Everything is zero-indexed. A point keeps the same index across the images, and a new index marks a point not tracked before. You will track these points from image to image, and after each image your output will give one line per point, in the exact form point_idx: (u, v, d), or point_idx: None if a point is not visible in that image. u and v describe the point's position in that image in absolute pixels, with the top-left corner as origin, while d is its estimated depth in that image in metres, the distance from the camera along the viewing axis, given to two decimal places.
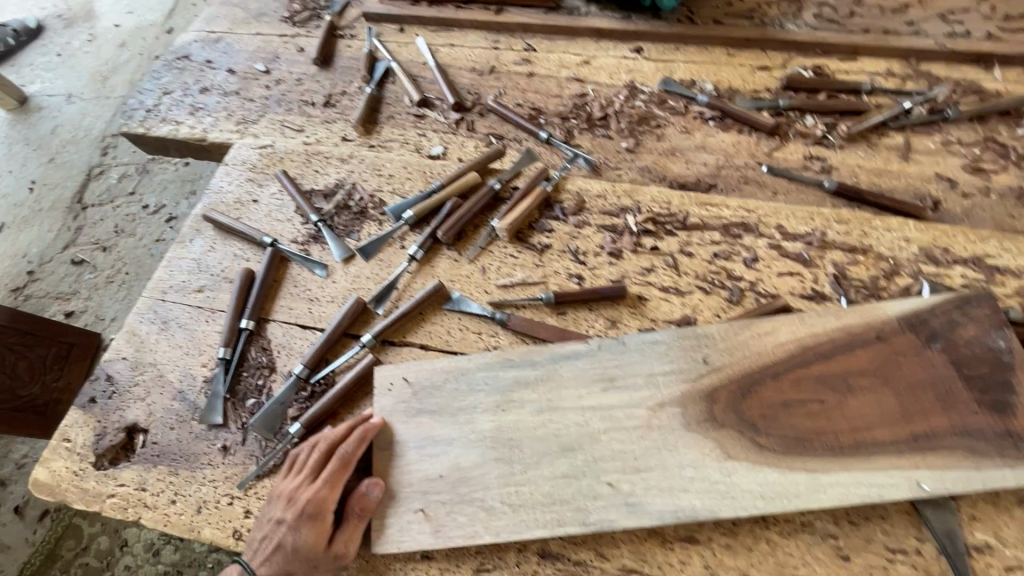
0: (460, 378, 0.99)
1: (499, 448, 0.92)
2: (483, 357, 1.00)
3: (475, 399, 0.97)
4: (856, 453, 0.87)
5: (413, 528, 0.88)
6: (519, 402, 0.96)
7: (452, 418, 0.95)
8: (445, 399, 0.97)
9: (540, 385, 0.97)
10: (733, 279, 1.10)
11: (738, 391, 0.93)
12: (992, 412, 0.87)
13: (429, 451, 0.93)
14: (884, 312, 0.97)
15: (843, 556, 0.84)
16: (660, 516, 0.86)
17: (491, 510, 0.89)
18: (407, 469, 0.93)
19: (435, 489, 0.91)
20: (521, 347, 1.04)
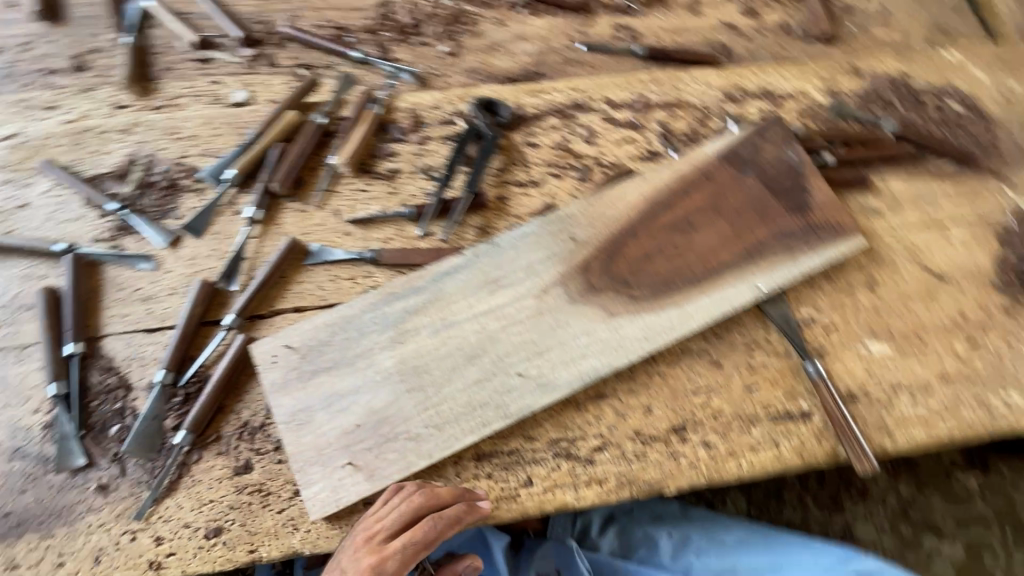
0: (348, 327, 0.95)
1: (407, 379, 0.93)
2: (365, 299, 0.97)
3: (370, 342, 0.94)
4: (709, 278, 1.01)
5: (347, 482, 0.88)
6: (414, 330, 0.95)
7: (352, 368, 0.93)
8: (339, 352, 0.94)
9: (428, 308, 0.97)
10: (579, 159, 1.15)
11: (606, 257, 1.01)
12: (796, 213, 1.06)
13: (339, 406, 0.91)
14: (704, 156, 1.10)
15: (718, 363, 1.00)
16: (569, 386, 0.94)
17: (418, 437, 0.90)
18: (322, 432, 0.90)
19: (357, 440, 0.90)
20: (399, 278, 1.01)
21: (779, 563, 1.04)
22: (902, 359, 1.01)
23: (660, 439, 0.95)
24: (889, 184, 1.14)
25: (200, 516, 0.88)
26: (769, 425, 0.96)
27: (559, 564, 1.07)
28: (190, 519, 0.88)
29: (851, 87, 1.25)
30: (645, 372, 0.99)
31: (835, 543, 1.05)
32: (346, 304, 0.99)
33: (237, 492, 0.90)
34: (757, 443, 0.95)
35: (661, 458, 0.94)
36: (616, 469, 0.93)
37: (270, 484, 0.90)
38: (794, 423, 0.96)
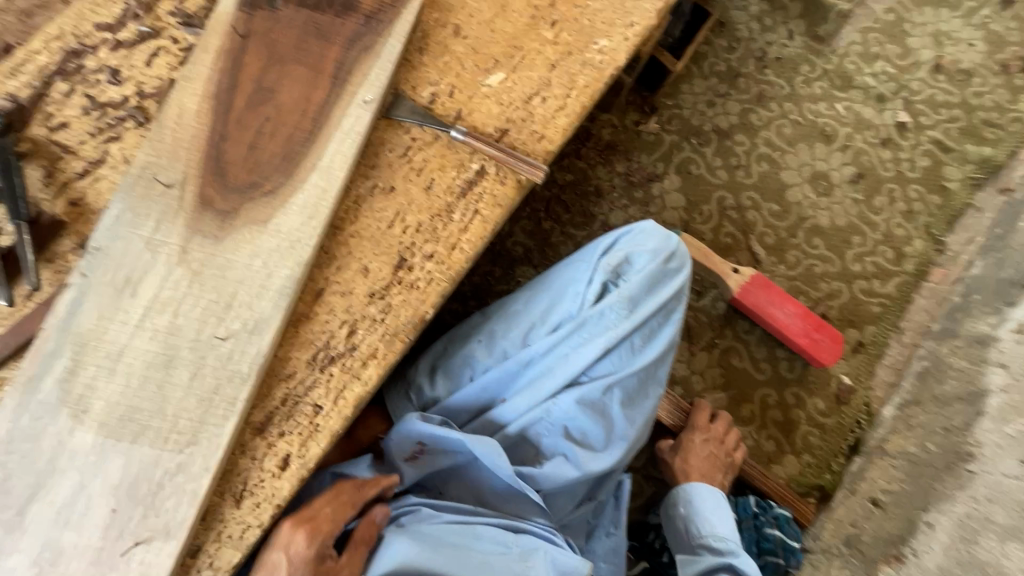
0: (13, 446, 0.79)
1: (123, 433, 0.81)
2: (6, 408, 0.80)
3: (51, 437, 0.79)
4: (321, 124, 0.96)
5: (151, 558, 0.79)
6: (86, 390, 0.81)
7: (56, 474, 0.79)
8: (28, 473, 0.78)
9: (82, 360, 0.82)
10: (121, 105, 0.97)
11: (216, 177, 0.91)
12: (349, 13, 1.01)
13: (78, 512, 0.78)
14: (227, 16, 0.97)
15: (390, 189, 1.00)
16: (277, 309, 0.88)
17: (180, 467, 0.82)
18: (83, 546, 0.78)
19: (124, 521, 0.79)
20: (24, 360, 0.82)
21: (555, 291, 1.20)
22: (517, 74, 1.09)
23: (392, 283, 0.97)
24: None
25: None
26: (462, 202, 1.02)
27: (419, 438, 1.08)
28: None
29: None
30: (338, 243, 0.97)
31: (583, 249, 1.25)
32: None
33: None
34: (463, 222, 1.01)
35: (404, 297, 0.97)
36: (378, 335, 0.95)
37: None
38: (478, 186, 1.03)
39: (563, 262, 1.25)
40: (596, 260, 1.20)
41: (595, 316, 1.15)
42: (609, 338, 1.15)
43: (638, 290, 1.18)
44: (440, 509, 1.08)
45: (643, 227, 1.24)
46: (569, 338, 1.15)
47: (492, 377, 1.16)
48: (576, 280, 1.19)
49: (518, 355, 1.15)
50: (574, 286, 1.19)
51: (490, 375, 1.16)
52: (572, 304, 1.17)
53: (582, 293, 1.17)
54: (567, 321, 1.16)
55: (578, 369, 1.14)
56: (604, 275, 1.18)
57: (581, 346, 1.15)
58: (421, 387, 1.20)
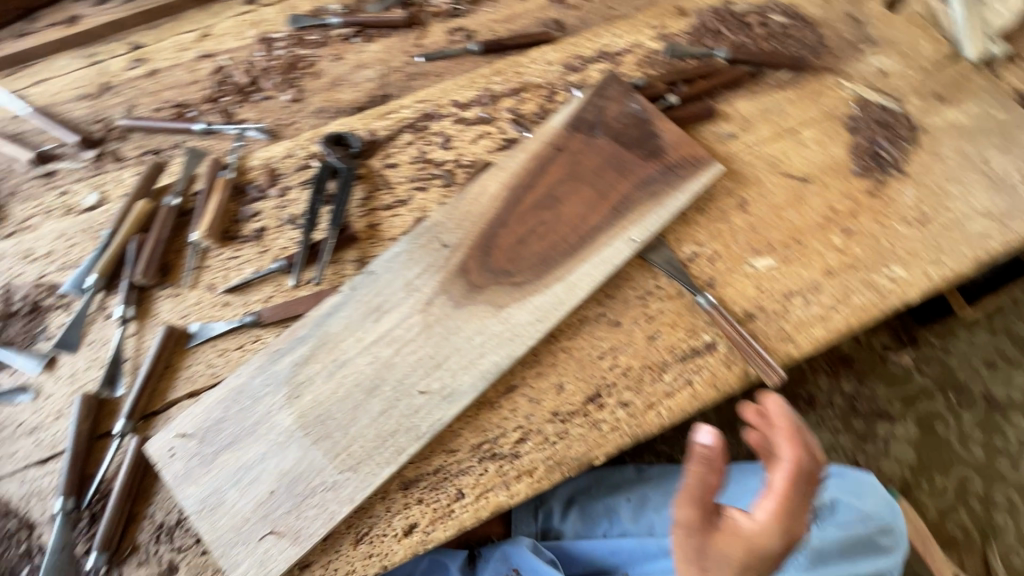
0: (240, 398, 0.93)
1: (312, 430, 0.90)
2: (252, 364, 0.95)
3: (266, 405, 0.92)
4: (584, 244, 1.02)
5: (275, 551, 0.85)
6: (307, 380, 0.93)
7: (253, 437, 0.90)
8: (236, 426, 0.91)
9: (317, 355, 0.95)
10: (439, 166, 1.15)
11: (482, 253, 1.01)
12: (653, 158, 1.08)
13: (250, 478, 0.88)
14: (553, 128, 1.11)
15: (615, 323, 1.01)
16: (473, 388, 0.93)
17: (335, 485, 0.88)
18: (238, 509, 0.87)
19: (274, 506, 0.87)
20: (283, 333, 0.99)
21: (731, 494, 1.17)
22: (787, 267, 1.04)
23: (578, 412, 0.95)
24: (736, 107, 1.18)
25: None
26: (678, 366, 0.97)
27: (518, 565, 1.03)
28: None
29: (680, 26, 1.28)
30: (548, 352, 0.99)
31: None
32: (235, 373, 0.96)
33: None
34: (673, 388, 0.96)
35: (584, 431, 0.94)
36: (543, 455, 0.92)
37: None
38: (702, 358, 0.98)
39: (749, 467, 1.22)
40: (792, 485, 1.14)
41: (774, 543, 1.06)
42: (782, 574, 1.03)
43: (834, 543, 1.05)
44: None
45: (863, 478, 1.14)
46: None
47: (626, 542, 1.06)
48: (760, 494, 1.15)
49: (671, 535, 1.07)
50: (755, 498, 1.16)
51: (629, 540, 1.06)
52: None
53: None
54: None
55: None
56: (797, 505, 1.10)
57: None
58: (551, 512, 1.14)
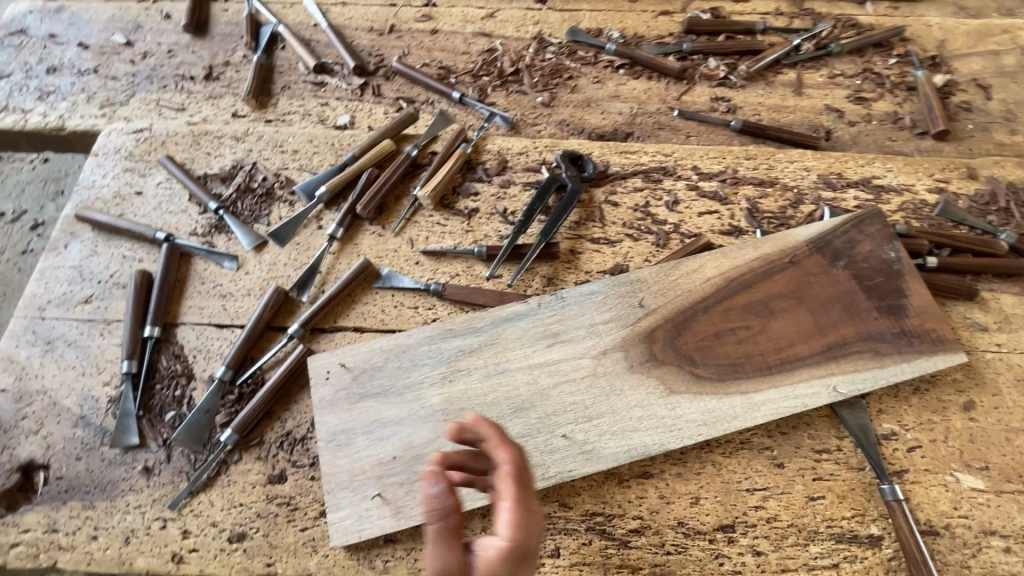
0: (401, 356, 0.96)
1: (451, 419, 0.91)
2: (423, 331, 0.98)
3: (420, 374, 0.94)
4: (782, 369, 0.94)
5: (373, 514, 0.86)
6: (465, 370, 0.94)
7: (398, 397, 0.93)
8: (388, 380, 0.94)
9: (482, 351, 0.96)
10: (658, 224, 1.12)
11: (674, 329, 0.97)
12: (889, 316, 0.98)
13: (379, 434, 0.90)
14: (794, 239, 1.04)
15: (779, 464, 0.92)
16: (614, 458, 0.89)
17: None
18: (358, 457, 0.89)
19: (390, 471, 0.88)
20: (458, 315, 1.01)
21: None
22: (999, 500, 0.89)
23: (705, 535, 0.87)
24: (999, 300, 1.04)
25: (228, 517, 0.88)
26: (830, 544, 0.86)
27: None
28: (217, 519, 0.88)
29: (964, 188, 1.16)
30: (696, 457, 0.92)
31: None
32: (404, 331, 0.99)
33: (267, 500, 0.89)
34: (815, 564, 0.85)
35: (703, 557, 0.86)
36: (651, 559, 0.86)
37: (299, 499, 0.89)
38: (860, 549, 0.86)
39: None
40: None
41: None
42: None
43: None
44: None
45: None
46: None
47: None
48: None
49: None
50: None
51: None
52: None
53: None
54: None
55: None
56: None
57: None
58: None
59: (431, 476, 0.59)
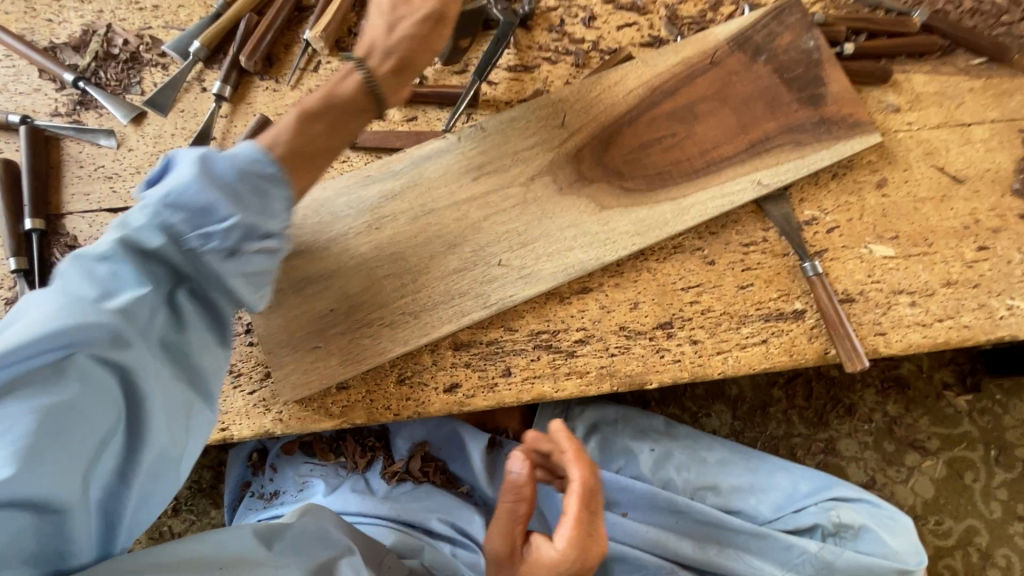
0: (319, 211, 0.90)
1: (384, 265, 0.88)
2: (338, 182, 0.91)
3: (344, 225, 0.89)
4: (709, 171, 0.93)
5: (320, 365, 0.85)
6: (390, 216, 0.90)
7: (324, 252, 0.88)
8: (310, 237, 0.89)
9: (406, 194, 0.91)
10: (576, 43, 1.05)
11: (600, 145, 0.94)
12: (810, 106, 0.96)
13: (311, 291, 0.87)
14: (715, 38, 0.99)
15: (710, 262, 0.95)
16: (552, 278, 0.89)
17: (393, 324, 0.87)
18: (293, 315, 0.86)
19: (329, 323, 0.86)
20: (374, 162, 0.95)
21: (757, 484, 1.05)
22: (907, 262, 0.96)
23: (646, 334, 0.91)
24: (912, 80, 1.05)
25: None
26: (759, 324, 0.92)
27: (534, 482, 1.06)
28: None
29: None
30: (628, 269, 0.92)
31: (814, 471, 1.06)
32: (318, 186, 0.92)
33: None
34: (746, 342, 0.91)
35: (645, 353, 0.91)
36: (598, 362, 0.90)
37: (240, 366, 0.87)
38: (786, 323, 0.93)
39: (781, 463, 1.07)
40: (824, 501, 1.01)
41: (779, 543, 0.98)
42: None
43: (842, 568, 0.96)
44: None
45: (900, 517, 1.01)
46: (732, 536, 1.00)
47: (640, 486, 1.04)
48: (786, 498, 1.03)
49: (676, 498, 1.02)
50: (781, 498, 1.03)
51: (641, 485, 1.04)
52: (763, 509, 1.03)
53: (784, 515, 1.02)
54: (746, 523, 1.00)
55: (720, 564, 0.98)
56: (820, 520, 1.00)
57: (744, 556, 0.99)
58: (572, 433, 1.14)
59: (513, 462, 0.78)
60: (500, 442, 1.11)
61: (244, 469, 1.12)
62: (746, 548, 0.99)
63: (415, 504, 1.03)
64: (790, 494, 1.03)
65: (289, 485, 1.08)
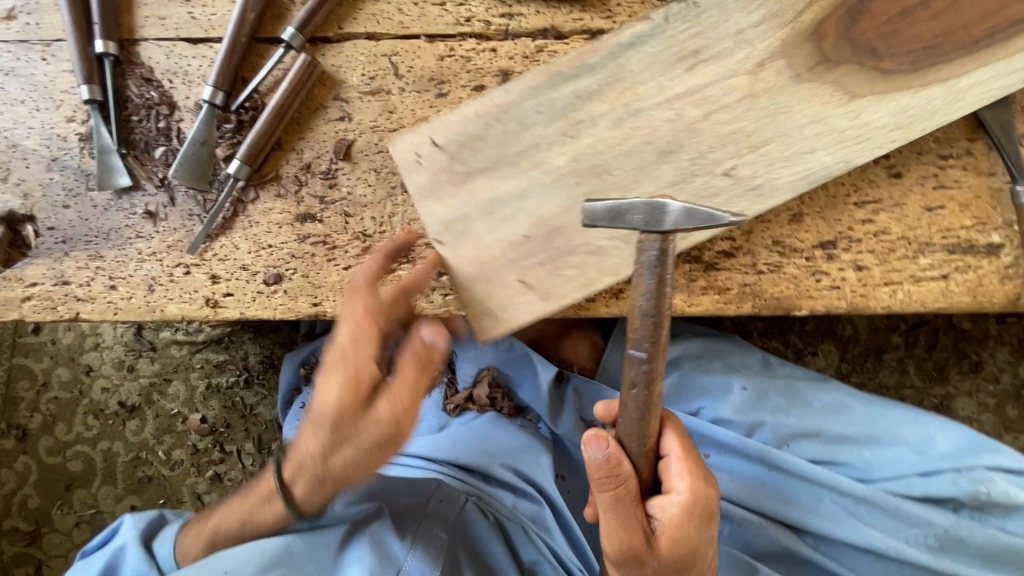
0: (506, 118, 0.75)
1: (581, 179, 0.73)
2: (523, 83, 0.75)
3: (534, 135, 0.74)
4: (993, 43, 0.73)
5: (517, 299, 0.73)
6: (588, 122, 0.74)
7: (512, 168, 0.74)
8: (494, 152, 0.74)
9: (605, 93, 0.74)
10: None
11: (847, 16, 0.74)
12: None
13: (501, 215, 0.74)
14: None
15: (895, 175, 0.78)
16: (791, 189, 0.72)
17: (550, 229, 0.73)
18: (484, 242, 0.74)
19: (524, 252, 0.73)
20: (564, 53, 0.77)
21: (877, 439, 0.86)
22: None
23: (803, 253, 0.77)
24: None
25: (259, 261, 0.77)
26: (943, 256, 0.77)
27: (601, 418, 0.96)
28: (247, 262, 0.77)
29: None
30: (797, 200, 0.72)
31: (959, 430, 0.85)
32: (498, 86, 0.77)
33: (299, 240, 0.78)
34: (923, 276, 0.76)
35: (799, 275, 0.77)
36: (741, 279, 0.77)
37: (336, 238, 0.78)
38: (975, 258, 0.77)
39: (913, 412, 0.88)
40: (969, 471, 0.83)
41: (899, 511, 0.84)
42: (893, 550, 0.83)
43: (975, 544, 0.82)
44: (539, 536, 0.88)
45: None
46: (840, 498, 0.85)
47: (726, 434, 0.88)
48: (916, 457, 0.85)
49: (774, 452, 0.86)
50: (903, 459, 0.85)
51: (727, 432, 0.88)
52: (878, 468, 0.86)
53: (908, 477, 0.85)
54: (856, 485, 0.84)
55: (820, 529, 0.85)
56: (961, 493, 0.83)
57: (854, 522, 0.84)
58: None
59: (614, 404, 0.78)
60: (567, 376, 0.99)
61: (296, 377, 1.02)
62: (851, 510, 0.85)
63: (474, 446, 0.93)
64: (914, 452, 0.85)
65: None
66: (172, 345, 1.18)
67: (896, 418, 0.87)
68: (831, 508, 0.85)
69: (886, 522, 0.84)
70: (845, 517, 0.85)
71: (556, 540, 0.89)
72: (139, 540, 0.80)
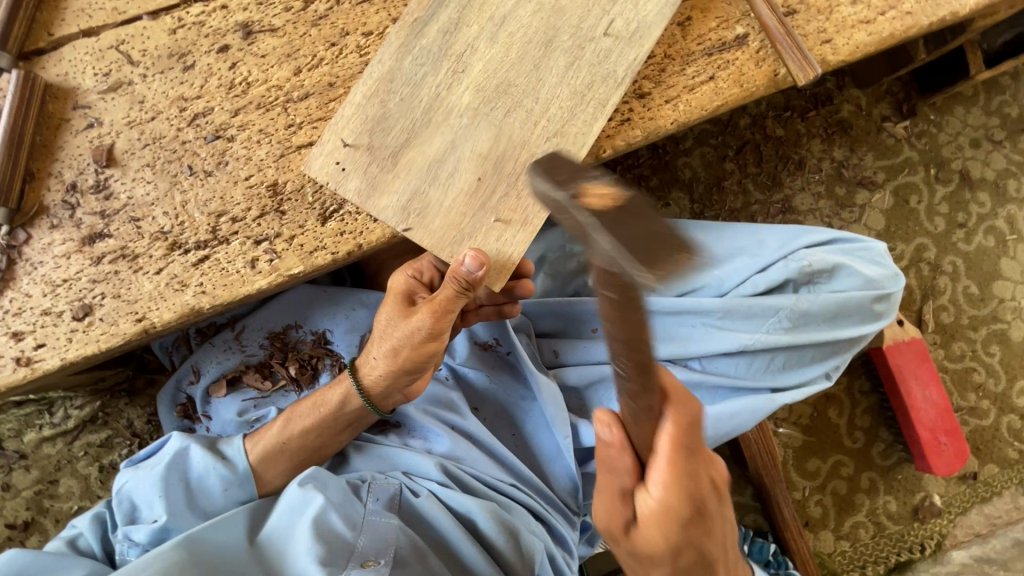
0: (394, 81, 0.73)
1: (494, 98, 0.72)
2: (388, 45, 0.73)
3: (429, 86, 0.73)
4: None
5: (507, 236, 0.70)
6: (468, 50, 0.73)
7: (428, 126, 0.72)
8: (406, 117, 0.72)
9: (468, 15, 0.73)
10: None
11: None
12: None
13: (445, 171, 0.72)
14: None
15: None
16: (661, 18, 0.73)
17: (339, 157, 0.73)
18: (445, 204, 0.71)
19: (486, 195, 0.71)
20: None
21: (717, 257, 0.97)
22: None
23: None
24: None
25: (60, 300, 0.72)
26: (704, 60, 0.84)
27: (496, 334, 0.97)
28: (48, 306, 0.71)
29: None
30: (575, 45, 0.73)
31: (779, 228, 0.98)
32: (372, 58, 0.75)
33: (96, 262, 0.72)
34: (694, 83, 0.83)
35: None
36: None
37: (135, 246, 0.73)
38: (732, 53, 0.84)
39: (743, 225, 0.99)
40: (794, 254, 0.94)
41: (752, 310, 0.92)
42: (756, 343, 0.92)
43: (817, 312, 0.93)
44: (461, 471, 0.86)
45: (871, 244, 0.98)
46: (705, 316, 0.93)
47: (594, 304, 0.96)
48: (752, 259, 0.96)
49: None
50: (744, 264, 0.95)
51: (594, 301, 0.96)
52: (726, 281, 0.95)
53: (750, 278, 0.95)
54: (714, 302, 0.92)
55: (695, 352, 0.93)
56: (792, 274, 0.93)
57: (722, 333, 0.93)
58: None
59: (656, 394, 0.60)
60: None
61: (177, 420, 0.96)
62: (717, 326, 0.93)
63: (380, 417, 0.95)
64: (749, 257, 0.96)
65: (230, 430, 0.91)
66: (42, 445, 1.08)
67: (725, 234, 0.98)
68: (700, 332, 0.94)
69: (748, 324, 0.93)
70: (713, 333, 0.93)
71: (480, 466, 0.88)
72: (204, 447, 0.83)
